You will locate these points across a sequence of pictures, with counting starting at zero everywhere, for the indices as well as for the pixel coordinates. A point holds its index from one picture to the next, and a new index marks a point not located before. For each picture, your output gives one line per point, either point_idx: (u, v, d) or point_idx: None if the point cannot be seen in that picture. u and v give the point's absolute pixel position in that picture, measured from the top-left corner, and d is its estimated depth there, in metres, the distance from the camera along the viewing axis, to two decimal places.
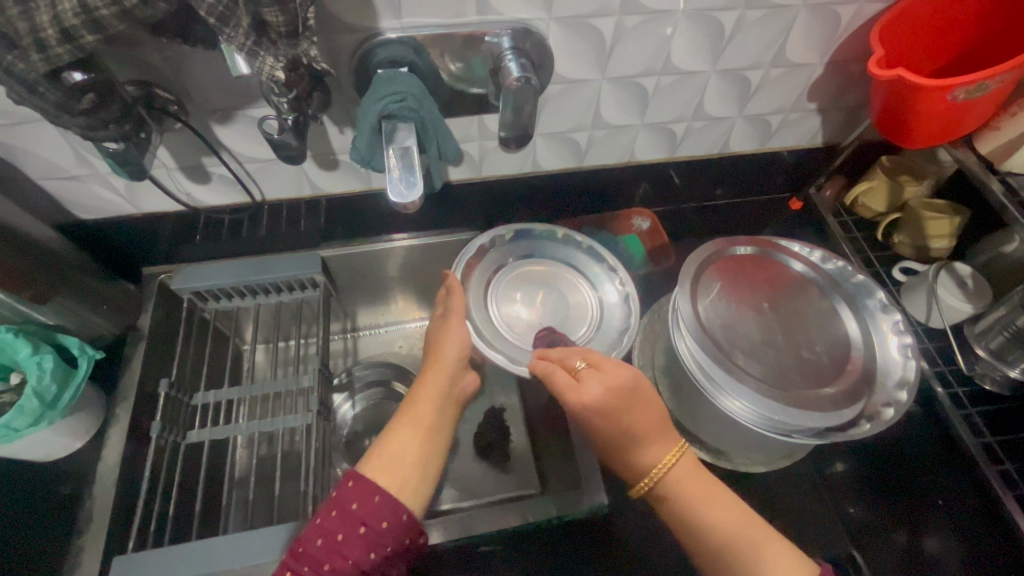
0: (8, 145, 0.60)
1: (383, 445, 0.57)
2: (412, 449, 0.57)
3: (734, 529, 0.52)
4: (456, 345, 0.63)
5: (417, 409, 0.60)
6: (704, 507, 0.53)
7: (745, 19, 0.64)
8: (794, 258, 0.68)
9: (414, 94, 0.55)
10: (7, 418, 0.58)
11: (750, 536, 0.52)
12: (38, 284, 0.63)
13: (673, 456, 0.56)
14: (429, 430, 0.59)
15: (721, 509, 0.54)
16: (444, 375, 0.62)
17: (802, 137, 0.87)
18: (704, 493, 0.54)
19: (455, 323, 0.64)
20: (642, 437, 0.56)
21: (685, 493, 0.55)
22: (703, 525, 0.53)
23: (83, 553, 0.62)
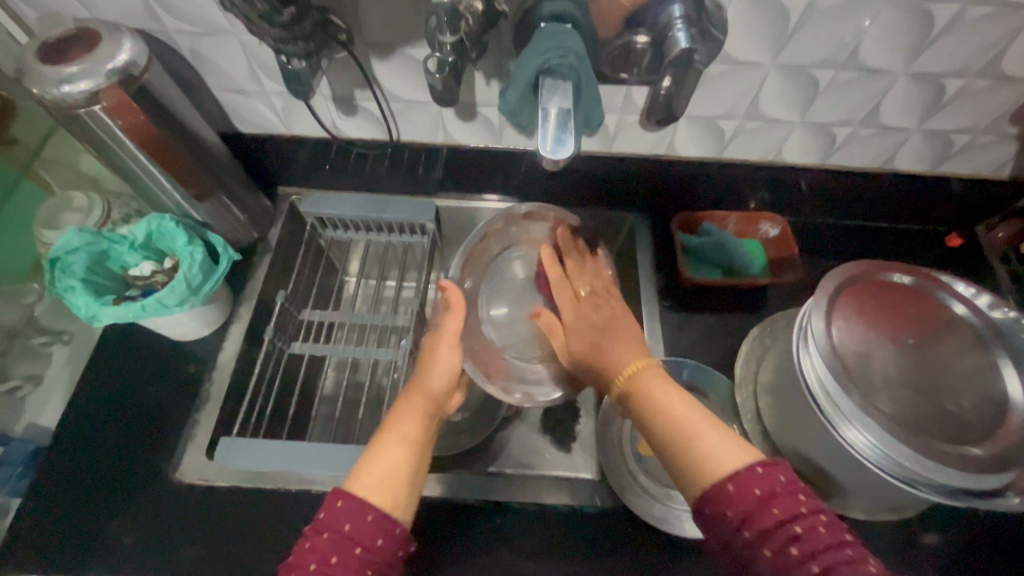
0: (198, 53, 0.66)
1: (369, 457, 0.50)
2: (401, 462, 0.50)
3: (687, 415, 0.47)
4: (442, 373, 0.58)
5: (400, 423, 0.53)
6: (660, 399, 0.48)
7: (963, 16, 0.56)
8: (956, 299, 0.60)
9: (577, 52, 0.54)
10: (160, 295, 0.64)
11: (692, 429, 0.45)
12: (201, 183, 0.70)
13: (639, 362, 0.52)
14: (419, 448, 0.52)
15: (677, 402, 0.48)
16: (428, 403, 0.55)
17: (985, 165, 0.76)
18: (665, 395, 0.49)
19: (444, 346, 0.60)
20: (617, 340, 0.55)
21: (650, 390, 0.49)
22: (655, 411, 0.48)
23: (197, 427, 0.70)
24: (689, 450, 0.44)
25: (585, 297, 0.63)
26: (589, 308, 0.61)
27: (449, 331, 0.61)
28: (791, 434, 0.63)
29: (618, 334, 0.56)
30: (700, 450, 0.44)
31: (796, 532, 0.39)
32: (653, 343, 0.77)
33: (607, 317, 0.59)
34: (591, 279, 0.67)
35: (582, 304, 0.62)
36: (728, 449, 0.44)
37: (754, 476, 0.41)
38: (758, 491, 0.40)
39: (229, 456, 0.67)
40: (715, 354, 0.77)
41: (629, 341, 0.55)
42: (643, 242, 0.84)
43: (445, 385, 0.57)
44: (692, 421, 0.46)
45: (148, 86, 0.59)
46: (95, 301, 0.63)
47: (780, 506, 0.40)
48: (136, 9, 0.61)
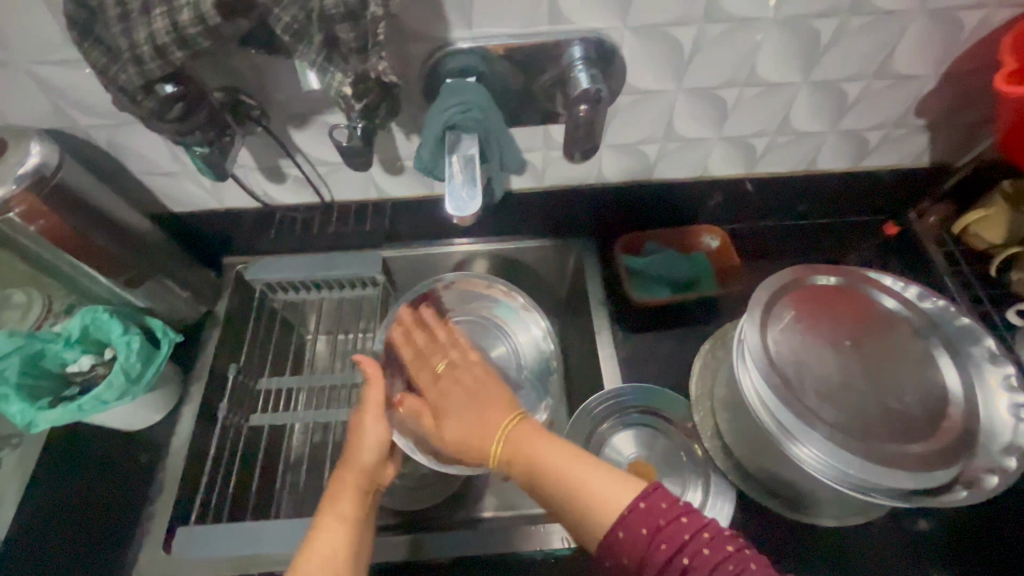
0: (116, 143, 0.67)
1: (307, 545, 0.52)
2: (342, 543, 0.53)
3: (556, 463, 0.49)
4: (372, 446, 0.59)
5: (334, 503, 0.55)
6: (530, 451, 0.51)
7: (845, 27, 0.58)
8: (886, 293, 0.62)
9: (481, 106, 0.55)
10: (98, 391, 0.63)
11: (572, 476, 0.48)
12: (133, 270, 0.69)
13: (508, 422, 0.54)
14: (358, 524, 0.55)
15: (540, 451, 0.51)
16: (360, 478, 0.57)
17: (905, 155, 0.78)
18: (535, 445, 0.51)
19: (371, 420, 0.60)
20: (481, 406, 0.57)
21: (524, 452, 0.51)
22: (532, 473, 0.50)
23: (153, 519, 0.68)
24: (580, 504, 0.46)
25: (439, 372, 0.65)
26: (466, 377, 0.61)
27: (374, 404, 0.61)
28: (752, 448, 0.63)
29: (483, 396, 0.58)
30: (585, 508, 0.46)
31: (682, 563, 0.40)
32: (610, 369, 0.77)
33: (477, 379, 0.60)
34: (447, 353, 0.67)
35: (441, 379, 0.63)
36: (614, 485, 0.46)
37: (638, 515, 0.42)
38: (644, 531, 0.42)
39: (189, 548, 0.65)
40: (673, 372, 0.77)
41: (482, 406, 0.57)
42: (590, 269, 0.84)
43: (377, 458, 0.59)
44: (569, 465, 0.49)
45: (63, 185, 0.59)
46: (30, 407, 0.62)
47: (666, 541, 0.41)
48: (46, 109, 0.62)
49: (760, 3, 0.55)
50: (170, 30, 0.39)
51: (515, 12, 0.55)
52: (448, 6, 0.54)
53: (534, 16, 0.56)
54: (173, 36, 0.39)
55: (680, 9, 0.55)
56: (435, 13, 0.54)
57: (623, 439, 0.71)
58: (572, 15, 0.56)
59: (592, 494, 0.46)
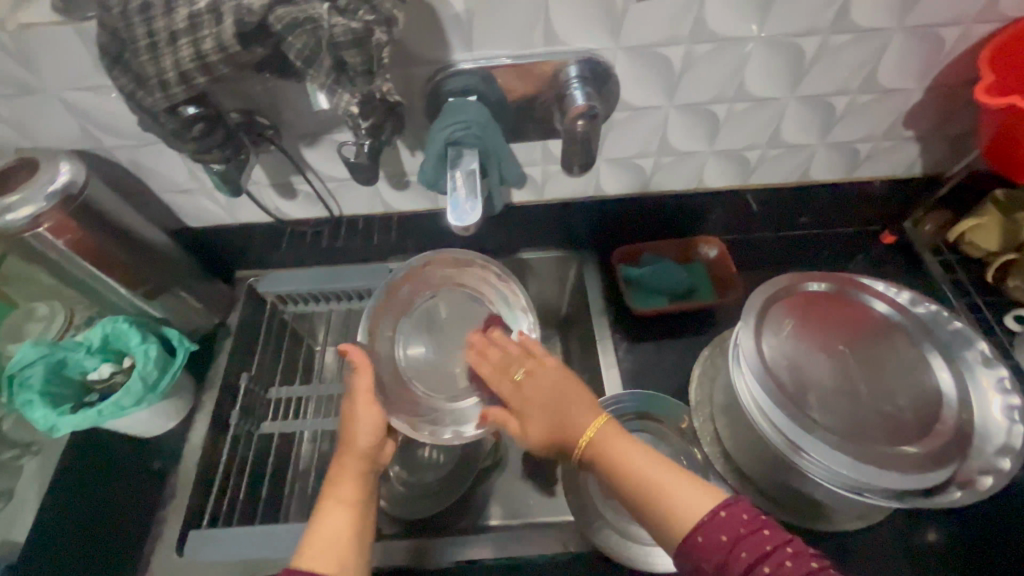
0: (137, 163, 0.70)
1: (313, 528, 0.53)
2: (343, 527, 0.53)
3: (647, 471, 0.50)
4: (367, 430, 0.59)
5: (340, 489, 0.56)
6: (625, 458, 0.52)
7: (828, 44, 0.61)
8: (876, 298, 0.63)
9: (480, 123, 0.58)
10: (116, 397, 0.65)
11: (661, 484, 0.49)
12: (151, 282, 0.72)
13: (596, 423, 0.55)
14: (360, 507, 0.55)
15: (636, 459, 0.52)
16: (359, 463, 0.57)
17: (897, 165, 0.80)
18: (622, 448, 0.53)
19: (361, 406, 0.59)
20: (567, 401, 0.57)
21: (613, 451, 0.53)
22: (614, 469, 0.52)
23: (166, 524, 0.70)
24: (663, 506, 0.48)
25: (499, 364, 0.65)
26: (530, 390, 0.59)
27: (361, 390, 0.60)
28: (751, 456, 0.64)
29: (563, 405, 0.57)
30: (670, 511, 0.47)
31: (762, 570, 0.41)
32: (611, 377, 0.78)
33: (557, 381, 0.59)
34: (521, 358, 0.63)
35: (524, 390, 0.60)
36: (696, 494, 0.47)
37: (719, 522, 0.44)
38: (726, 538, 0.43)
39: (200, 550, 0.67)
40: (673, 379, 0.78)
41: (560, 403, 0.57)
42: (591, 279, 0.86)
43: (373, 441, 0.58)
44: (654, 470, 0.50)
45: (88, 202, 0.63)
46: (52, 412, 0.65)
47: (746, 550, 0.42)
48: (74, 132, 0.66)
49: (744, 23, 0.58)
50: (194, 57, 0.42)
51: (511, 35, 0.59)
52: (448, 30, 0.57)
53: (529, 39, 0.59)
54: (196, 63, 0.43)
55: (668, 30, 0.58)
56: (436, 37, 0.58)
57: None
58: (565, 37, 0.59)
59: (682, 503, 0.47)
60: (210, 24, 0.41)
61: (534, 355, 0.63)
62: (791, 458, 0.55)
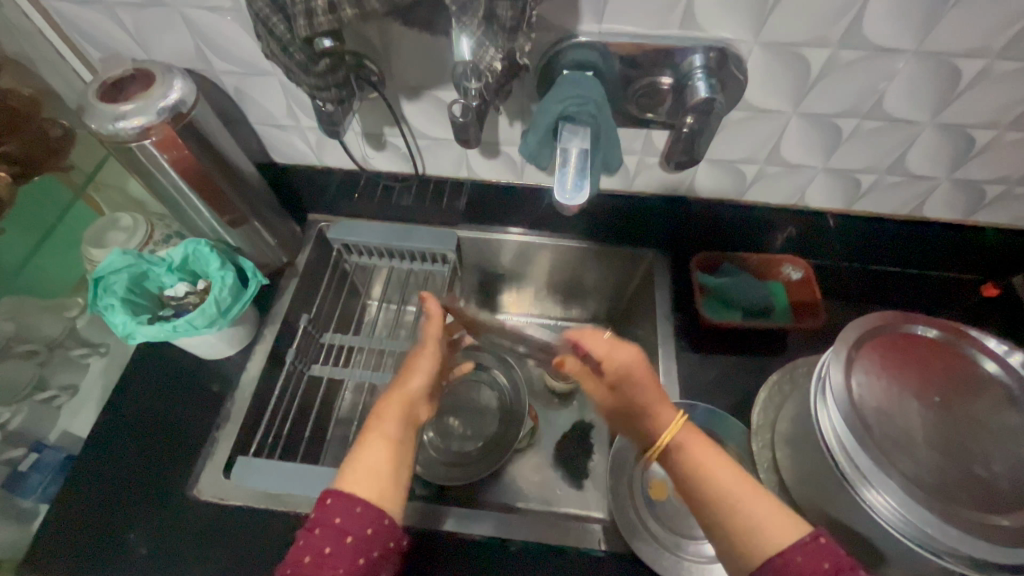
0: (241, 91, 0.71)
1: (353, 457, 0.53)
2: (380, 459, 0.52)
3: (731, 486, 0.49)
4: (422, 375, 0.60)
5: (384, 423, 0.55)
6: (711, 467, 0.50)
7: (990, 71, 0.55)
8: (988, 356, 0.58)
9: (596, 101, 0.55)
10: (192, 316, 0.67)
11: (744, 498, 0.48)
12: (236, 211, 0.74)
13: (677, 422, 0.54)
14: (401, 445, 0.54)
15: (723, 471, 0.50)
16: (407, 402, 0.58)
17: (1020, 215, 0.74)
18: (709, 458, 0.51)
19: (427, 352, 0.61)
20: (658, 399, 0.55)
21: (693, 457, 0.51)
22: (698, 478, 0.50)
23: (216, 446, 0.72)
24: (753, 522, 0.46)
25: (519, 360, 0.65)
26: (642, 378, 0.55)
27: (431, 340, 0.62)
28: (807, 490, 0.61)
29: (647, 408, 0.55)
30: (763, 530, 0.45)
31: None
32: (668, 383, 0.75)
33: (651, 381, 0.56)
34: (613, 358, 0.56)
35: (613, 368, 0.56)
36: (780, 513, 0.47)
37: (820, 547, 0.44)
38: (827, 565, 0.43)
39: (246, 476, 0.69)
40: (733, 398, 0.75)
41: (649, 398, 0.55)
42: (661, 280, 0.83)
43: (425, 381, 0.59)
44: (738, 486, 0.49)
45: (195, 122, 0.64)
46: (131, 319, 0.67)
47: None
48: (189, 51, 0.66)
49: (906, 33, 0.53)
50: None
51: (646, 13, 0.55)
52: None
53: (664, 20, 0.56)
54: None
55: (818, 30, 0.54)
56: (569, 6, 0.55)
57: None
58: (703, 22, 0.55)
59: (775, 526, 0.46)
60: None
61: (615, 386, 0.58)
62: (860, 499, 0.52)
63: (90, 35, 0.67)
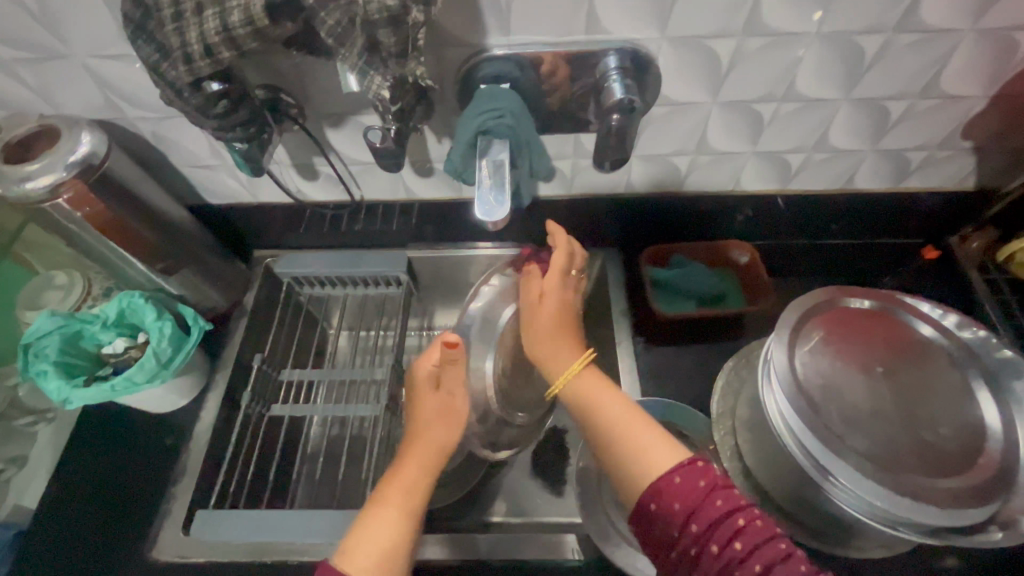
0: (160, 135, 0.69)
1: (361, 525, 0.50)
2: (398, 532, 0.50)
3: (614, 408, 0.52)
4: (440, 423, 0.60)
5: (402, 493, 0.53)
6: (594, 402, 0.53)
7: (891, 45, 0.57)
8: (922, 320, 0.60)
9: (513, 111, 0.55)
10: (130, 373, 0.65)
11: (632, 428, 0.49)
12: (169, 259, 0.71)
13: (576, 366, 0.57)
14: (411, 514, 0.52)
15: (610, 401, 0.53)
16: (431, 453, 0.57)
17: (947, 179, 0.76)
18: (597, 394, 0.54)
19: (459, 398, 0.62)
20: (566, 335, 0.61)
21: (587, 388, 0.55)
22: (590, 406, 0.53)
23: (174, 502, 0.70)
24: (635, 453, 0.47)
25: (443, 390, 0.62)
26: (547, 314, 0.62)
27: (449, 380, 0.62)
28: (771, 470, 0.61)
29: (566, 332, 0.61)
30: (644, 461, 0.47)
31: (738, 524, 0.41)
32: (629, 381, 0.75)
33: (561, 316, 0.62)
34: (572, 256, 0.66)
35: (553, 281, 0.64)
36: (663, 446, 0.47)
37: (696, 469, 0.44)
38: (703, 483, 0.43)
39: (205, 532, 0.66)
40: (695, 388, 0.75)
41: (555, 336, 0.61)
42: (614, 278, 0.83)
43: (446, 440, 0.59)
44: (626, 420, 0.50)
45: (109, 174, 0.62)
46: (66, 384, 0.64)
47: (722, 498, 0.42)
48: (97, 102, 0.64)
49: (806, 16, 0.54)
50: (220, 30, 0.40)
51: (552, 20, 0.55)
52: (485, 12, 0.54)
53: (570, 25, 0.56)
54: (222, 36, 0.40)
55: (720, 21, 0.54)
56: (473, 19, 0.55)
57: None
58: (608, 23, 0.55)
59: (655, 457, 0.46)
60: None
61: (579, 279, 0.67)
62: (820, 482, 0.52)
63: None
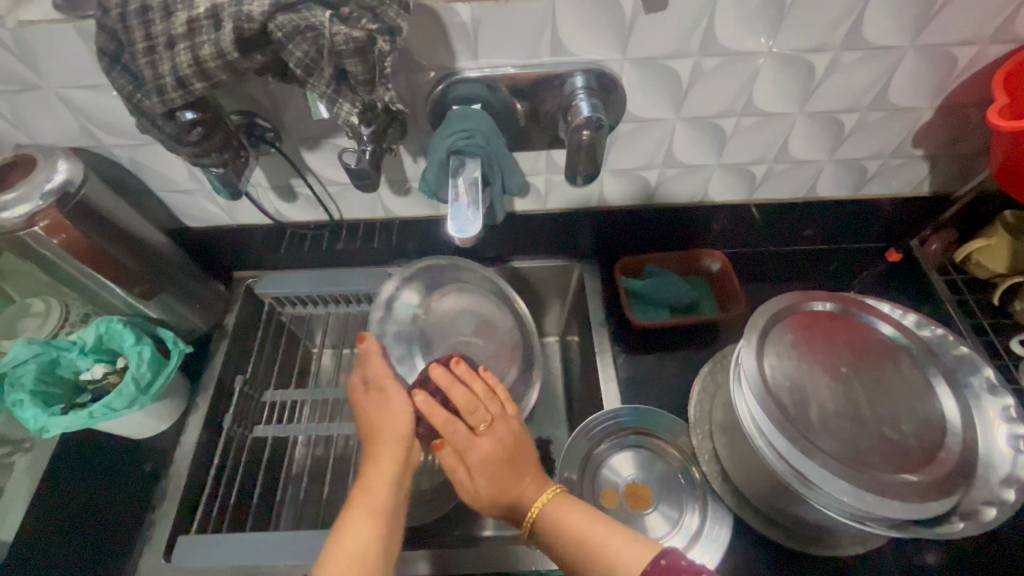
0: (136, 162, 0.70)
1: (336, 539, 0.50)
2: (369, 536, 0.51)
3: (590, 539, 0.51)
4: (398, 423, 0.58)
5: (372, 496, 0.53)
6: (570, 532, 0.52)
7: (839, 61, 0.60)
8: (882, 320, 0.62)
9: (483, 132, 0.57)
10: (108, 399, 0.65)
11: (597, 535, 0.50)
12: (147, 283, 0.72)
13: (547, 494, 0.56)
14: (384, 512, 0.53)
15: (577, 525, 0.53)
16: (398, 451, 0.57)
17: (904, 185, 0.80)
18: (568, 522, 0.53)
19: (398, 397, 0.59)
20: (519, 470, 0.57)
21: (557, 535, 0.53)
22: (556, 534, 0.53)
23: (154, 529, 0.69)
24: (602, 562, 0.48)
25: (372, 388, 0.61)
26: (485, 445, 0.56)
27: (381, 377, 0.61)
28: (748, 473, 0.63)
29: (517, 462, 0.57)
30: (606, 554, 0.49)
31: None
32: (609, 389, 0.76)
33: (506, 448, 0.57)
34: (487, 410, 0.58)
35: (480, 443, 0.56)
36: (631, 546, 0.49)
37: (660, 569, 0.44)
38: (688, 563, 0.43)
39: (187, 556, 0.66)
40: (673, 394, 0.77)
41: (499, 472, 0.56)
42: (591, 289, 0.85)
43: (407, 431, 0.58)
44: (592, 529, 0.51)
45: (86, 201, 0.62)
46: (42, 413, 0.64)
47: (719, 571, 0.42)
48: (72, 131, 0.65)
49: (757, 37, 0.57)
50: (192, 63, 0.42)
51: (517, 44, 0.58)
52: (453, 38, 0.56)
53: (535, 49, 0.58)
54: (194, 69, 0.42)
55: (677, 43, 0.57)
56: (441, 45, 0.57)
57: (621, 461, 0.72)
58: (571, 46, 0.58)
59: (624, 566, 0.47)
60: (210, 29, 0.41)
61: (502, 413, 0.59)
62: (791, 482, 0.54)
63: None
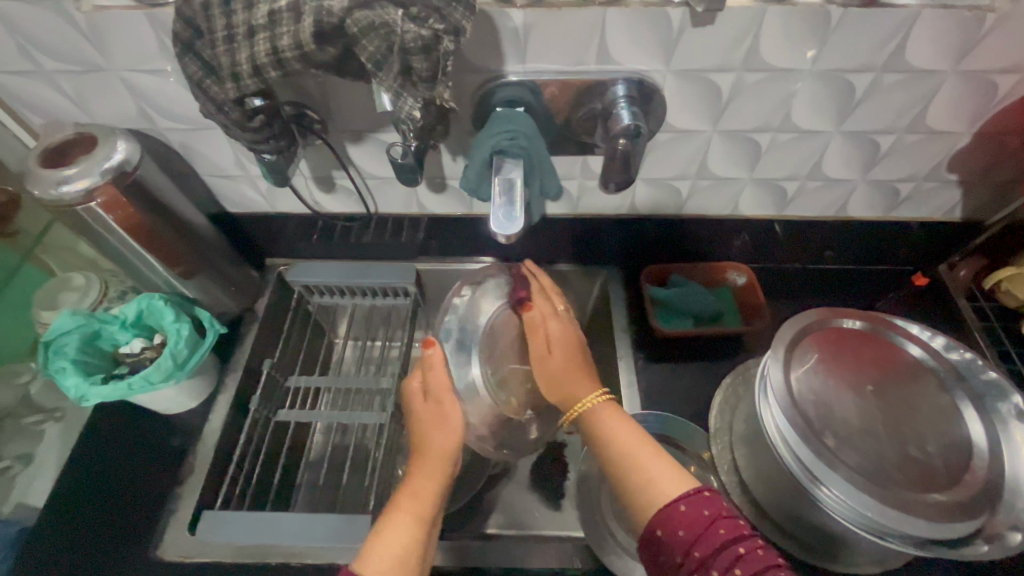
0: (187, 146, 0.73)
1: (377, 535, 0.52)
2: (411, 544, 0.51)
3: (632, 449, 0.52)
4: (444, 435, 0.60)
5: (416, 501, 0.54)
6: (615, 439, 0.53)
7: (879, 83, 0.61)
8: (911, 341, 0.62)
9: (526, 134, 0.59)
10: (147, 371, 0.67)
11: (642, 461, 0.51)
12: (188, 262, 0.74)
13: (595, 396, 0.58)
14: (426, 520, 0.53)
15: (621, 440, 0.53)
16: (442, 462, 0.58)
17: (935, 209, 0.80)
18: (619, 431, 0.54)
19: (450, 409, 0.61)
20: (583, 368, 0.62)
21: (604, 427, 0.55)
22: (603, 442, 0.54)
23: (180, 502, 0.71)
24: (642, 485, 0.49)
25: (432, 399, 0.63)
26: (558, 360, 0.62)
27: (439, 389, 0.62)
28: (766, 484, 0.64)
29: (581, 365, 0.62)
30: (648, 487, 0.49)
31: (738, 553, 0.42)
32: (629, 395, 0.77)
33: (571, 350, 0.62)
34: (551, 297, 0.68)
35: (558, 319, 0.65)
36: (671, 476, 0.49)
37: (701, 498, 0.46)
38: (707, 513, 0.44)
39: (208, 533, 0.67)
40: (693, 403, 0.77)
41: (568, 366, 0.61)
42: (615, 296, 0.86)
43: (454, 445, 0.60)
44: (636, 446, 0.52)
45: (140, 180, 0.65)
46: (83, 381, 0.66)
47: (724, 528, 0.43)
48: (131, 113, 0.68)
49: (800, 54, 0.58)
50: (269, 52, 0.44)
51: (566, 50, 0.59)
52: (503, 42, 0.58)
53: (582, 56, 0.60)
54: (270, 58, 0.44)
55: (721, 56, 0.59)
56: (492, 48, 0.59)
57: None
58: (617, 56, 0.59)
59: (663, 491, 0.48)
60: (287, 22, 0.43)
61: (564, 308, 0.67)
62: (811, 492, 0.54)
63: (29, 103, 0.68)
